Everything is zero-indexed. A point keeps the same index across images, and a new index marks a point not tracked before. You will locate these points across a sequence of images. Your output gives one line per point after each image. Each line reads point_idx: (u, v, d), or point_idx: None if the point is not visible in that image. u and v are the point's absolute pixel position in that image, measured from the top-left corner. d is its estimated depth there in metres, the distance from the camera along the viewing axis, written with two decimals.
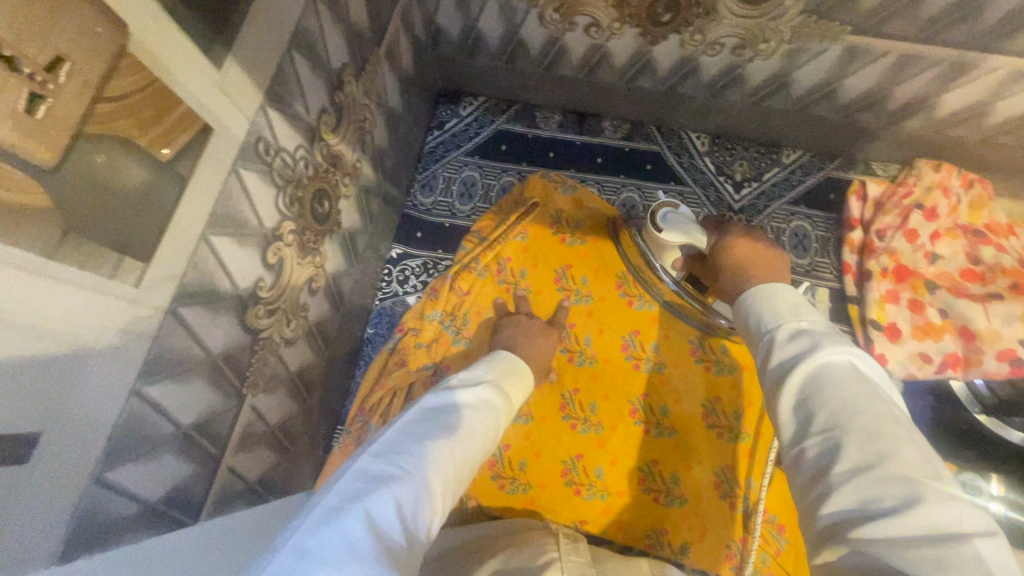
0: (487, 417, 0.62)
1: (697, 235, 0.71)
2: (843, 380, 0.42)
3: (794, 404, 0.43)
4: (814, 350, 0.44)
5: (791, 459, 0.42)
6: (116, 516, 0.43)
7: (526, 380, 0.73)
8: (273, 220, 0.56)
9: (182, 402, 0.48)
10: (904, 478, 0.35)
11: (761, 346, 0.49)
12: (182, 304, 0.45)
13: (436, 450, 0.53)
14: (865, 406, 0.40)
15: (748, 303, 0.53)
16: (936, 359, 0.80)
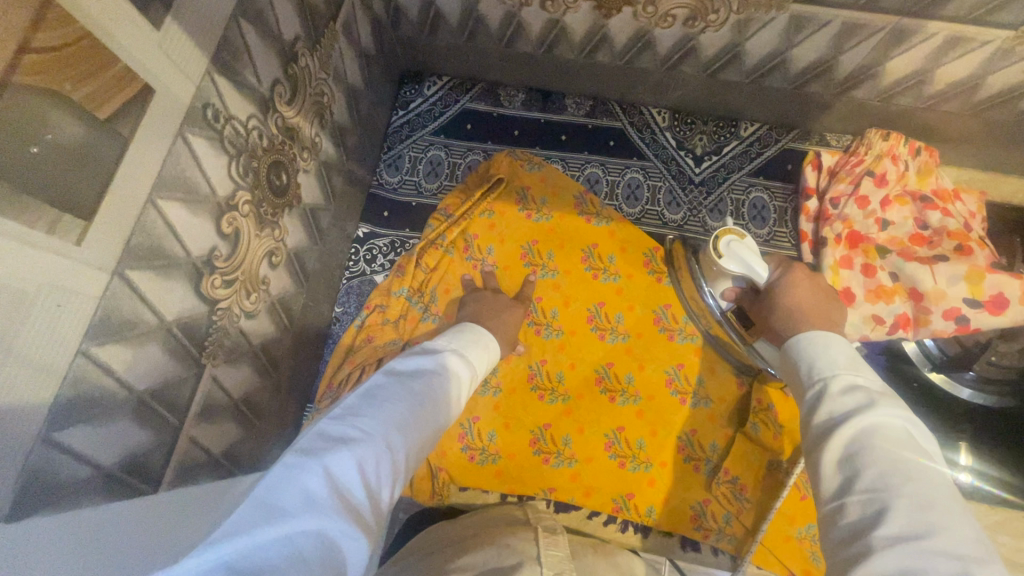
0: (451, 385, 0.63)
1: (755, 268, 0.70)
2: (896, 442, 0.44)
3: (840, 455, 0.45)
4: (870, 407, 0.46)
5: (831, 511, 0.43)
6: (68, 479, 0.43)
7: (491, 352, 0.75)
8: (226, 188, 0.56)
9: (135, 368, 0.48)
10: (953, 556, 0.36)
11: (812, 390, 0.52)
12: (131, 267, 0.45)
13: (397, 412, 0.53)
14: (915, 474, 0.41)
15: (799, 348, 0.56)
16: (887, 320, 0.83)
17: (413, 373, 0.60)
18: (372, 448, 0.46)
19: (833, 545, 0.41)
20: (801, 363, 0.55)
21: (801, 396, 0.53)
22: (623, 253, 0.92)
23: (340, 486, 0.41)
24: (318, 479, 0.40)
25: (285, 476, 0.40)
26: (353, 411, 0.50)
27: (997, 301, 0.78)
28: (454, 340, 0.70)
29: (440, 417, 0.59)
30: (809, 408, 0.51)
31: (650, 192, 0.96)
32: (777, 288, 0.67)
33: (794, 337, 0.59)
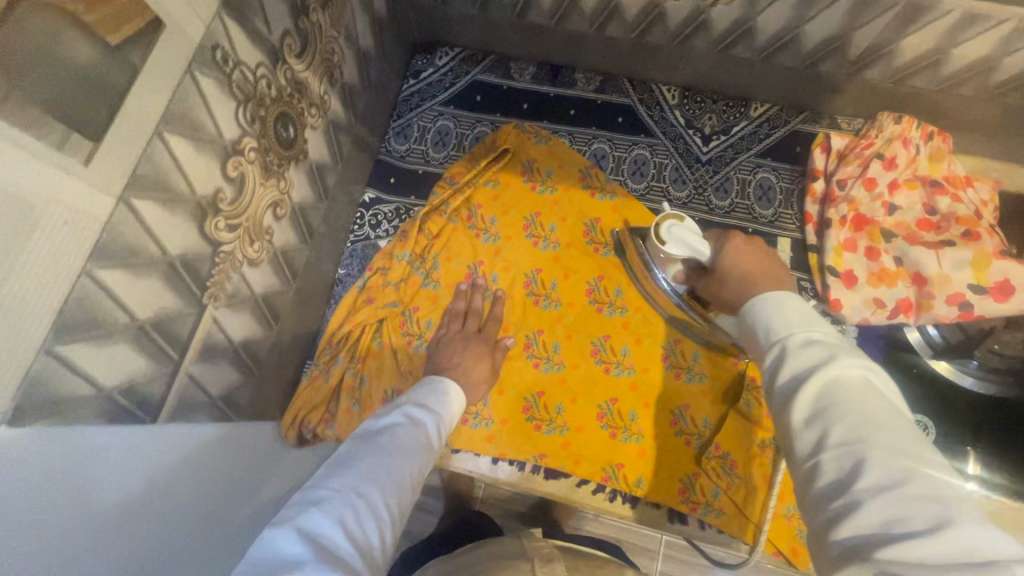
0: (424, 431, 0.63)
1: (698, 246, 0.70)
2: (860, 394, 0.42)
3: (808, 413, 0.43)
4: (830, 360, 0.44)
5: (806, 471, 0.41)
6: (71, 393, 0.45)
7: (459, 398, 0.74)
8: (233, 132, 0.57)
9: (138, 295, 0.50)
10: (932, 498, 0.35)
11: (771, 354, 0.49)
12: (137, 195, 0.47)
13: (373, 464, 0.53)
14: (883, 420, 0.40)
15: (755, 312, 0.54)
16: (889, 304, 0.82)
17: (382, 429, 0.60)
18: (349, 509, 0.47)
19: (812, 509, 0.40)
20: (758, 329, 0.52)
21: (761, 362, 0.51)
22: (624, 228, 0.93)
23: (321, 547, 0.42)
24: (294, 547, 0.41)
25: (262, 557, 0.41)
26: (324, 479, 0.51)
27: (1003, 288, 0.76)
28: (422, 388, 0.70)
29: (420, 465, 0.59)
30: (772, 374, 0.48)
31: (656, 168, 0.96)
32: (718, 263, 0.67)
33: (750, 301, 0.56)
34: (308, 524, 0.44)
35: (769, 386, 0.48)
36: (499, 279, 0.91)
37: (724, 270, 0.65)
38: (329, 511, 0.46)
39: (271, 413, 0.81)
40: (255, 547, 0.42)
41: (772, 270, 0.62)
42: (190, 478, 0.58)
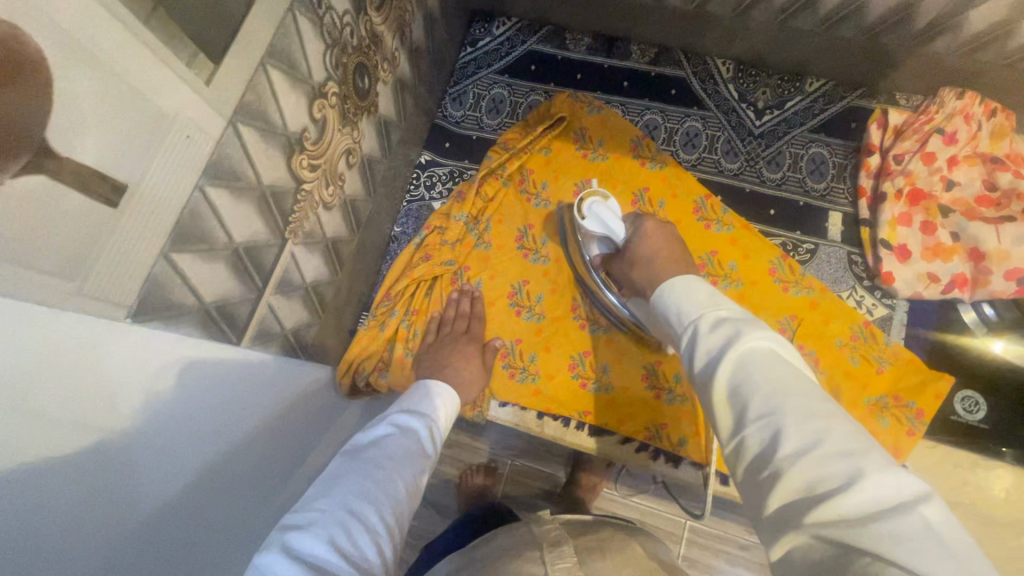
0: (416, 437, 0.64)
1: (614, 227, 0.80)
2: (763, 363, 0.46)
3: (727, 392, 0.46)
4: (734, 336, 0.49)
5: (734, 448, 0.44)
6: (178, 301, 0.49)
7: (452, 401, 0.75)
8: (321, 75, 0.61)
9: (237, 218, 0.54)
10: (840, 451, 0.38)
11: (687, 341, 0.54)
12: (243, 121, 0.50)
13: (361, 481, 0.54)
14: (785, 381, 0.44)
15: (665, 300, 0.59)
16: (943, 279, 0.82)
17: (372, 441, 0.62)
18: (339, 526, 0.48)
19: (743, 481, 0.42)
20: (670, 312, 0.58)
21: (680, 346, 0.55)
22: (673, 198, 0.94)
23: (315, 566, 0.44)
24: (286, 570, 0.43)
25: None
26: (315, 497, 0.52)
27: None
28: (414, 395, 0.72)
29: (413, 474, 0.60)
30: (689, 362, 0.53)
31: (707, 140, 0.97)
32: (631, 241, 0.76)
33: (660, 290, 0.62)
34: (298, 543, 0.45)
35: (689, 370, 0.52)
36: (547, 244, 0.93)
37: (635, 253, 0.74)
38: (319, 531, 0.47)
39: (329, 357, 0.85)
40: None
41: (678, 257, 0.72)
42: (262, 404, 0.63)
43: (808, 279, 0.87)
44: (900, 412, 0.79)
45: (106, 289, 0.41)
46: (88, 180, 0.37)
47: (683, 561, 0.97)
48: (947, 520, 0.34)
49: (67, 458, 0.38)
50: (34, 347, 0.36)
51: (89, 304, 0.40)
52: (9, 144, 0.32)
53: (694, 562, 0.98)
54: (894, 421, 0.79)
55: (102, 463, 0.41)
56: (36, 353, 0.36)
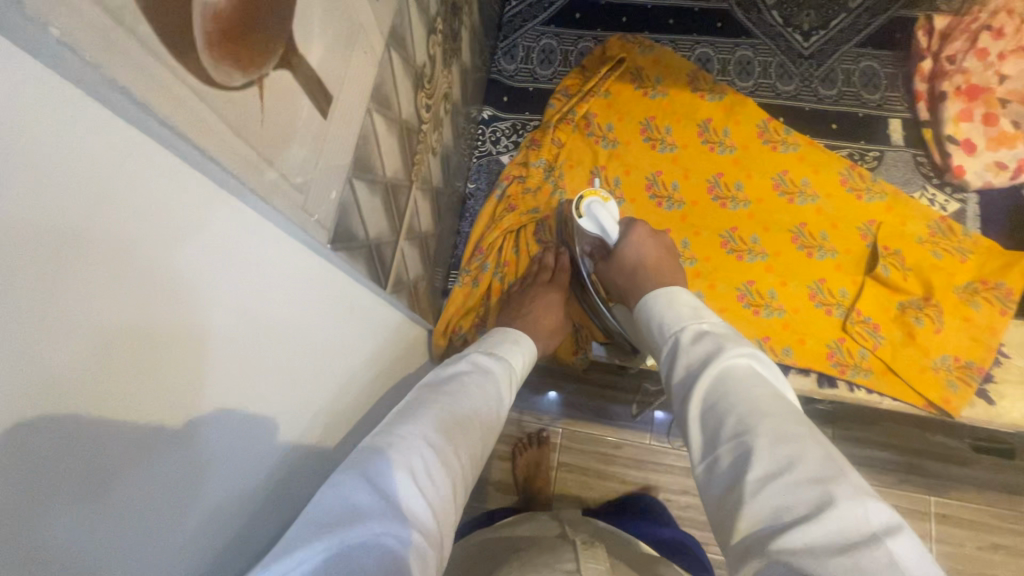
0: (494, 378, 0.59)
1: (609, 230, 0.78)
2: (741, 382, 0.46)
3: (699, 412, 0.46)
4: (718, 350, 0.50)
5: (706, 467, 0.43)
6: (353, 231, 0.47)
7: (525, 346, 0.70)
8: (433, 9, 0.60)
9: (389, 150, 0.53)
10: (807, 481, 0.37)
11: (665, 352, 0.55)
12: (392, 46, 0.50)
13: (437, 410, 0.49)
14: (761, 406, 0.43)
15: (647, 313, 0.61)
16: (1011, 165, 0.86)
17: (450, 375, 0.56)
18: (416, 456, 0.43)
19: (707, 504, 0.42)
20: (651, 325, 0.60)
21: (659, 361, 0.56)
22: (737, 125, 0.95)
23: (389, 501, 0.39)
24: (362, 495, 0.39)
25: (328, 501, 0.38)
26: (398, 418, 0.48)
27: None
28: (490, 340, 0.67)
29: (489, 417, 0.54)
30: (667, 376, 0.53)
31: (760, 66, 0.99)
32: (621, 245, 0.75)
33: (643, 301, 0.63)
34: (376, 469, 0.41)
35: (665, 385, 0.54)
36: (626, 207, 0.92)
37: (618, 266, 0.74)
38: (396, 457, 0.42)
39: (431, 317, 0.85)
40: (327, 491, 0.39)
41: (666, 265, 0.72)
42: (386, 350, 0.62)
43: (878, 184, 0.90)
44: (990, 294, 0.83)
45: (318, 208, 0.40)
46: (312, 85, 0.36)
47: None
48: (913, 549, 0.33)
49: (271, 373, 0.40)
50: (266, 260, 0.36)
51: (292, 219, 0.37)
52: (274, 28, 0.30)
53: None
54: (986, 303, 0.83)
55: (292, 384, 0.43)
56: (265, 266, 0.36)
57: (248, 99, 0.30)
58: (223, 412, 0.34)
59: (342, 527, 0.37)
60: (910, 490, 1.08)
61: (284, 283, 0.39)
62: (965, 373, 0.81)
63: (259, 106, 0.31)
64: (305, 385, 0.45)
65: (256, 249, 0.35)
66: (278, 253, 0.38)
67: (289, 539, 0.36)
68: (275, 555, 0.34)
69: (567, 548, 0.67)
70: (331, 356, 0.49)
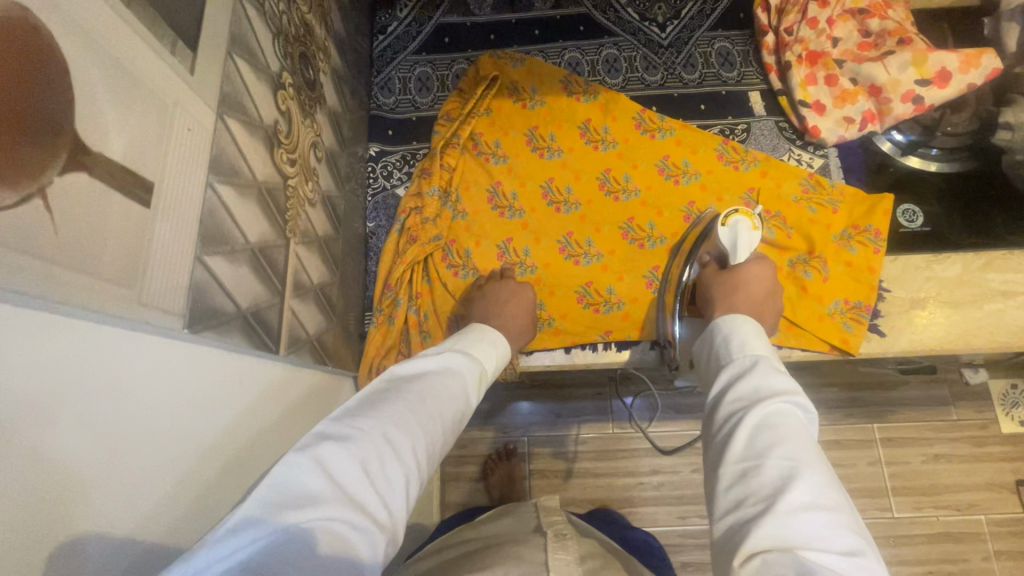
0: (463, 380, 0.58)
1: (740, 248, 0.78)
2: (802, 426, 0.52)
3: (754, 428, 0.51)
4: (792, 392, 0.54)
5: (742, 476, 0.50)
6: (218, 306, 0.46)
7: (498, 347, 0.70)
8: (275, 65, 0.60)
9: (246, 217, 0.52)
10: (844, 528, 0.44)
11: (733, 367, 0.60)
12: (227, 113, 0.49)
13: (398, 407, 0.49)
14: (816, 456, 0.49)
15: (724, 329, 0.65)
16: (857, 118, 0.94)
17: (420, 374, 0.55)
18: (373, 449, 0.44)
19: (728, 499, 0.49)
20: (720, 337, 0.64)
21: (723, 370, 0.61)
22: (615, 121, 0.99)
23: (342, 489, 0.40)
24: (313, 481, 0.40)
25: (280, 479, 0.39)
26: (366, 409, 0.48)
27: (942, 76, 0.90)
28: (464, 337, 0.66)
29: (454, 415, 0.54)
30: (723, 386, 0.59)
31: (627, 62, 1.03)
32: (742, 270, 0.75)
33: (733, 317, 0.67)
34: (329, 455, 0.42)
35: (716, 391, 0.60)
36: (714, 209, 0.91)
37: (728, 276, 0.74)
38: (355, 447, 0.43)
39: (350, 365, 0.83)
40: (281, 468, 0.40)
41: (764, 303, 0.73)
42: (290, 413, 0.60)
43: (751, 154, 0.96)
44: (862, 237, 0.91)
45: (163, 298, 0.39)
46: (120, 177, 0.35)
47: None
48: None
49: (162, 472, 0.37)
50: (130, 363, 0.35)
51: (132, 319, 0.36)
52: (50, 135, 0.29)
53: None
54: (860, 246, 0.91)
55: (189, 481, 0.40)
56: (132, 368, 0.35)
57: (32, 215, 0.28)
58: (108, 529, 0.32)
59: (297, 509, 0.38)
60: (856, 424, 1.21)
61: (157, 380, 0.38)
62: (856, 313, 0.88)
63: (49, 219, 0.30)
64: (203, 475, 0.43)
65: (108, 360, 0.33)
66: (140, 354, 0.36)
67: (244, 515, 0.37)
68: (214, 536, 0.35)
69: (538, 543, 0.66)
70: (234, 438, 0.47)
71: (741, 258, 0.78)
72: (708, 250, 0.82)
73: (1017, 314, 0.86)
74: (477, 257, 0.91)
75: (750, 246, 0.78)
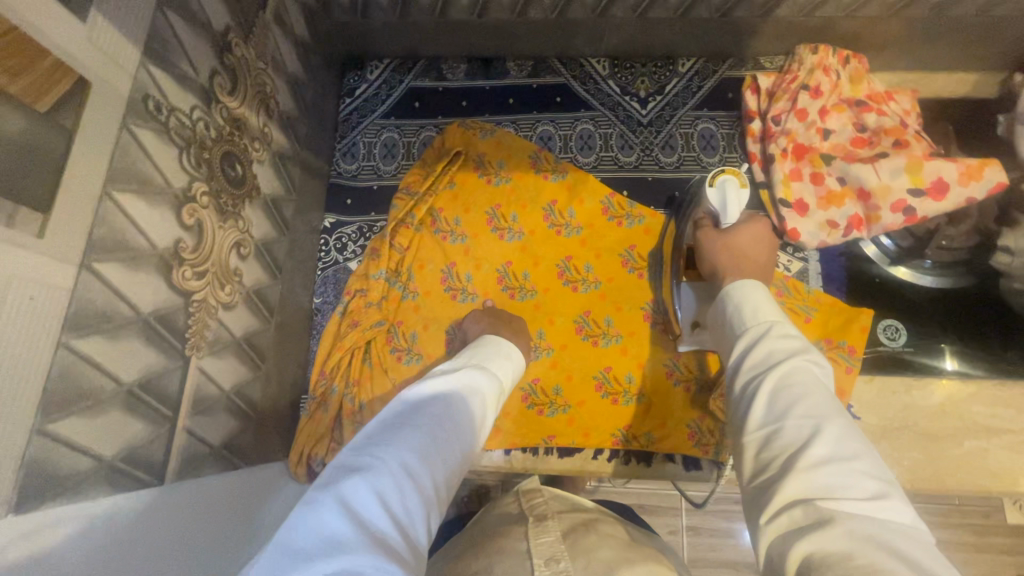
0: (478, 401, 0.56)
1: (730, 210, 0.76)
2: (819, 380, 0.46)
3: (769, 392, 0.46)
4: (806, 348, 0.49)
5: (761, 438, 0.44)
6: (67, 470, 0.44)
7: (513, 361, 0.68)
8: (181, 179, 0.57)
9: (119, 359, 0.49)
10: (874, 475, 0.39)
11: (747, 338, 0.53)
12: (96, 259, 0.46)
13: (414, 439, 0.45)
14: (837, 407, 0.44)
15: (735, 297, 0.58)
16: (842, 223, 0.87)
17: (433, 396, 0.52)
18: (392, 485, 0.41)
19: (755, 466, 0.44)
20: (729, 307, 0.58)
21: (733, 342, 0.55)
22: (582, 204, 0.93)
23: (365, 527, 0.37)
24: (335, 519, 0.37)
25: (298, 527, 0.36)
26: (377, 443, 0.45)
27: (938, 187, 0.82)
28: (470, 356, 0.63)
29: (470, 443, 0.51)
30: (741, 354, 0.52)
31: (602, 139, 0.98)
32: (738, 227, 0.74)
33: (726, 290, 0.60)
34: (349, 492, 0.39)
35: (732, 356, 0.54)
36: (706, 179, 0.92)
37: (729, 242, 0.72)
38: (373, 485, 0.40)
39: (277, 455, 0.81)
40: (296, 522, 0.37)
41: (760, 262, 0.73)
42: None
43: None
44: (835, 354, 0.84)
45: None
46: None
47: (687, 531, 1.01)
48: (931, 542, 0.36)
49: None
50: None
51: None
52: None
53: (699, 530, 1.01)
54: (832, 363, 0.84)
55: None
56: None
57: None
58: None
59: (314, 557, 0.34)
60: None
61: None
62: None
63: None
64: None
65: None
66: None
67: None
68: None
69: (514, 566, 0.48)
70: None
71: (731, 221, 0.76)
72: (699, 215, 0.80)
73: (1000, 455, 0.80)
74: (422, 342, 0.88)
75: (740, 210, 0.76)
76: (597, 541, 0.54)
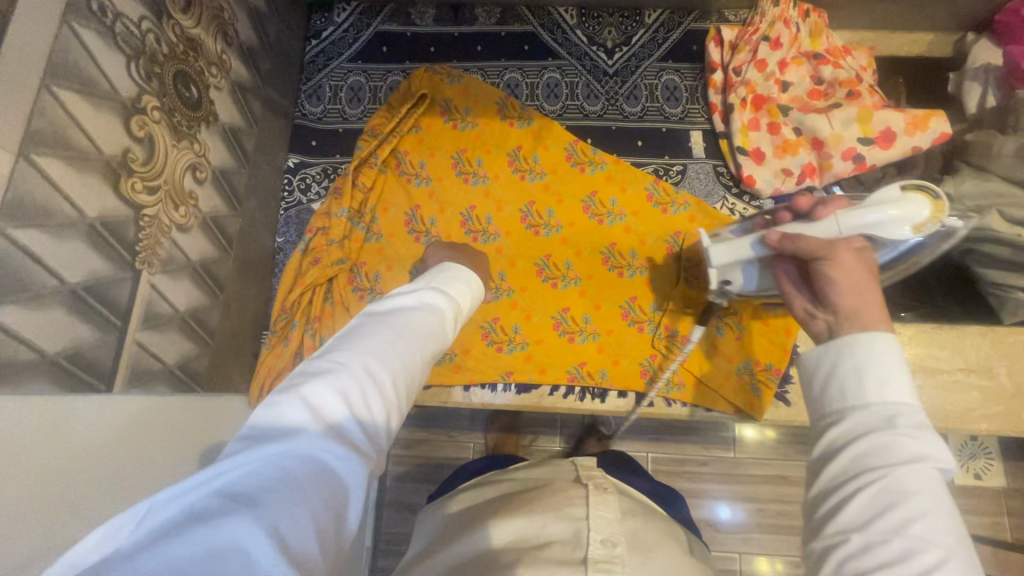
0: (443, 313, 0.55)
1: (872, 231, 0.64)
2: (944, 501, 0.36)
3: (880, 500, 0.36)
4: (938, 463, 0.38)
5: (855, 546, 0.36)
6: (9, 357, 0.44)
7: (476, 290, 0.66)
8: (130, 89, 0.57)
9: (61, 256, 0.49)
10: None
11: (864, 414, 0.41)
12: (35, 151, 0.46)
13: (378, 339, 0.45)
14: (962, 548, 0.35)
15: (857, 344, 0.44)
16: (795, 171, 0.89)
17: (397, 307, 0.52)
18: (355, 379, 0.40)
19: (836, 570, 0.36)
20: (826, 368, 0.45)
21: (841, 406, 0.43)
22: (546, 151, 0.94)
23: (325, 420, 0.37)
24: (297, 413, 0.36)
25: (262, 415, 0.36)
26: (341, 343, 0.44)
27: (886, 136, 0.85)
28: (441, 278, 0.62)
29: (433, 351, 0.51)
30: (851, 432, 0.41)
31: (568, 88, 0.99)
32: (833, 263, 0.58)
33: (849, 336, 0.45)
34: (314, 388, 0.38)
35: (824, 431, 0.42)
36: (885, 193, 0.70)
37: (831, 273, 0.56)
38: (337, 378, 0.40)
39: (236, 387, 0.82)
40: (260, 410, 0.37)
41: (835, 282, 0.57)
42: None
43: (682, 196, 0.91)
44: None
45: None
46: None
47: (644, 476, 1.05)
48: None
49: None
50: None
51: None
52: None
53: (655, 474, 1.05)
54: None
55: None
56: None
57: None
58: None
59: (274, 440, 0.34)
60: None
61: None
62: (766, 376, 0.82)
63: None
64: (70, 495, 0.44)
65: None
66: None
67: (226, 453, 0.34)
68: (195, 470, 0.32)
69: (571, 546, 0.47)
70: None
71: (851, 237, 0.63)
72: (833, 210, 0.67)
73: (934, 394, 0.84)
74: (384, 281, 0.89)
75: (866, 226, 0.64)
76: (650, 540, 0.52)
